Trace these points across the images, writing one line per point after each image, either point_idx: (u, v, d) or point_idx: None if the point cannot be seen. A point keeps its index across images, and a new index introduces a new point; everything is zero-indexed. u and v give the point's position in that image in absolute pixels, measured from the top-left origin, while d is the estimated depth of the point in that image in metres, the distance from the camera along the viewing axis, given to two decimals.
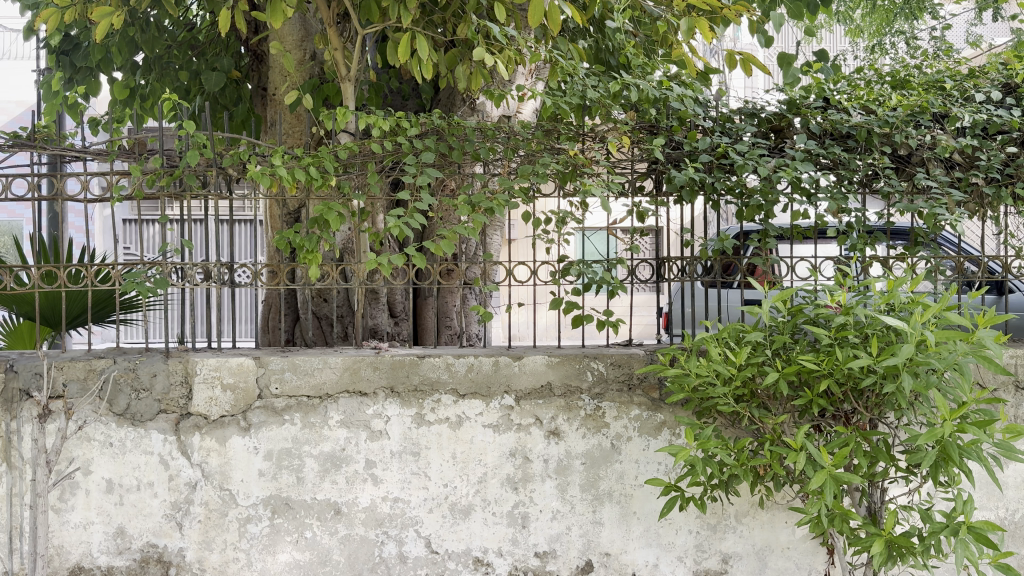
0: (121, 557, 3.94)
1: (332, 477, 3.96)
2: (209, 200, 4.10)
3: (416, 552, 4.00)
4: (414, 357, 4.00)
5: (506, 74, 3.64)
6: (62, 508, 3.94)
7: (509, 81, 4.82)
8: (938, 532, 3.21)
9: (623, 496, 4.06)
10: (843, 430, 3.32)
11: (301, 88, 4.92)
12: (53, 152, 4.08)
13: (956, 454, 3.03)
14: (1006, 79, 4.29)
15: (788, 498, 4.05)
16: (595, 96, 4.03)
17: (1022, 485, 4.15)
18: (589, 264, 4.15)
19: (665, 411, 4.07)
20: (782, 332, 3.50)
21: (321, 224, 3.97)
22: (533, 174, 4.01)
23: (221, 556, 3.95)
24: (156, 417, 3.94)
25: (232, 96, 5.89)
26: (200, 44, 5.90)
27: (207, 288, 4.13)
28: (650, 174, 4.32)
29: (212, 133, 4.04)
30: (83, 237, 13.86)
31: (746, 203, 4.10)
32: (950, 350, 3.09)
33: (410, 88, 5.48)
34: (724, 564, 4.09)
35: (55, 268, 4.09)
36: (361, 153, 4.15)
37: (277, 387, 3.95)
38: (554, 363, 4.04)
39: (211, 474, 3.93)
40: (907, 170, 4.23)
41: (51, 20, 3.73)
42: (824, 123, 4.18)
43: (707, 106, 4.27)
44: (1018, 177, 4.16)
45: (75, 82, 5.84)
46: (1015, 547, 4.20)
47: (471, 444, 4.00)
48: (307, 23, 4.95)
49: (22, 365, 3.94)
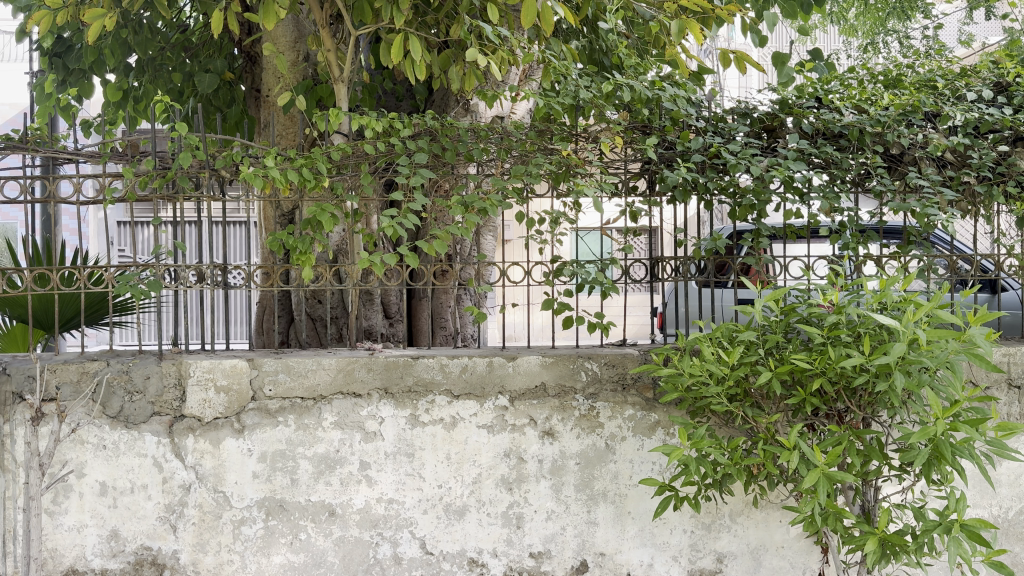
0: (115, 560, 3.93)
1: (326, 478, 3.96)
2: (202, 201, 4.11)
3: (411, 553, 4.00)
4: (408, 358, 3.99)
5: (499, 75, 3.59)
6: (55, 511, 3.93)
7: (503, 82, 4.90)
8: (931, 530, 3.23)
9: (618, 496, 4.06)
10: (836, 429, 3.33)
11: (296, 89, 4.94)
12: (45, 153, 4.06)
13: (948, 453, 3.05)
14: (997, 78, 4.30)
15: (781, 497, 4.07)
16: (588, 96, 4.01)
17: (1015, 482, 4.16)
18: (582, 264, 4.14)
19: (658, 411, 4.07)
20: (775, 331, 3.50)
21: (315, 225, 3.95)
22: (526, 174, 4.01)
23: (216, 558, 3.94)
24: (149, 419, 3.94)
25: (226, 98, 5.93)
26: (193, 46, 5.98)
27: (200, 291, 4.10)
28: (644, 174, 4.31)
29: (204, 134, 4.02)
30: (76, 240, 13.87)
31: (739, 203, 4.11)
32: (943, 348, 3.11)
33: (404, 89, 5.57)
34: (719, 564, 4.10)
35: (48, 271, 3.97)
36: (355, 153, 4.14)
37: (271, 388, 3.95)
38: (548, 363, 4.03)
39: (205, 476, 3.93)
40: (899, 169, 4.20)
41: (44, 21, 3.70)
42: (816, 123, 4.17)
43: (701, 106, 4.32)
44: (1009, 176, 4.17)
45: (67, 85, 5.82)
46: (1010, 544, 4.21)
47: (466, 445, 4.00)
48: (300, 24, 5.02)
49: (15, 368, 3.95)
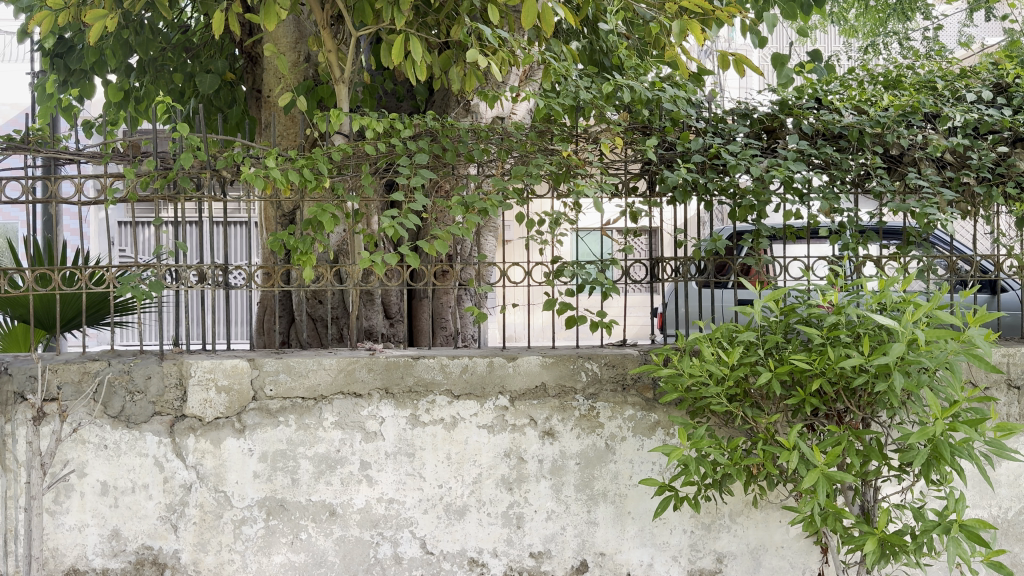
0: (116, 560, 3.94)
1: (326, 478, 3.97)
2: (202, 201, 4.11)
3: (411, 553, 4.01)
4: (409, 358, 4.00)
5: (500, 76, 3.60)
6: (56, 510, 3.94)
7: (504, 82, 4.91)
8: (930, 530, 3.23)
9: (617, 496, 4.07)
10: (835, 429, 3.33)
11: (297, 89, 4.95)
12: (46, 154, 4.07)
13: (947, 452, 3.06)
14: (997, 79, 4.31)
15: (781, 497, 4.08)
16: (588, 97, 4.02)
17: (1014, 483, 4.17)
18: (582, 264, 4.14)
19: (658, 411, 4.08)
20: (774, 332, 3.51)
21: (316, 225, 3.96)
22: (527, 174, 4.03)
23: (216, 558, 3.95)
24: (150, 419, 3.95)
25: (226, 98, 5.95)
26: (194, 46, 5.98)
27: (201, 291, 4.11)
28: (643, 175, 4.32)
29: (205, 134, 4.03)
30: (78, 240, 13.90)
31: (739, 203, 4.12)
32: (942, 348, 3.12)
33: (404, 90, 5.60)
34: (719, 564, 4.10)
35: (49, 272, 3.97)
36: (356, 154, 4.15)
37: (271, 388, 3.96)
38: (548, 363, 4.04)
39: (205, 475, 3.94)
40: (899, 170, 4.21)
41: (46, 22, 3.70)
42: (816, 123, 4.18)
43: (701, 107, 4.33)
44: (1009, 176, 4.18)
45: (68, 85, 5.82)
46: (1009, 545, 4.21)
47: (466, 445, 4.01)
48: (301, 25, 5.03)
49: (16, 368, 3.95)
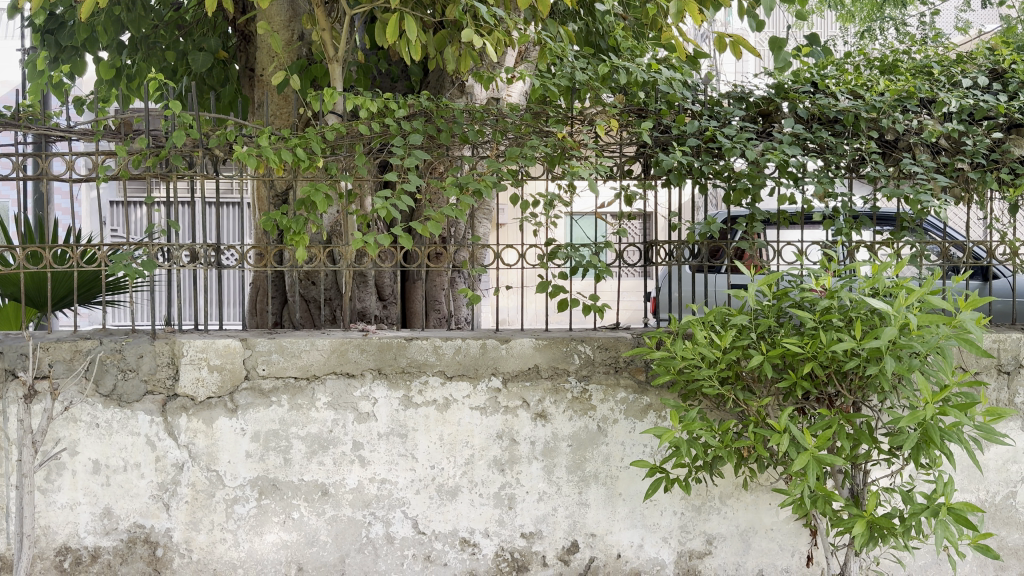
0: (107, 538, 3.95)
1: (319, 458, 3.98)
2: (195, 179, 4.09)
3: (403, 532, 4.03)
4: (402, 339, 3.99)
5: (494, 56, 3.46)
6: (49, 488, 3.94)
7: (498, 64, 4.90)
8: (919, 513, 3.19)
9: (609, 477, 4.08)
10: (825, 412, 3.33)
11: (289, 68, 4.87)
12: (37, 131, 4.02)
13: (937, 436, 3.05)
14: (993, 65, 4.28)
15: (771, 480, 4.10)
16: (583, 78, 4.05)
17: (1002, 467, 4.21)
18: (576, 247, 4.11)
19: (651, 394, 4.08)
20: (767, 316, 3.52)
21: (308, 205, 3.91)
22: (521, 156, 3.98)
23: (209, 536, 3.96)
24: (142, 398, 3.94)
25: (220, 77, 5.87)
26: (186, 23, 5.84)
27: (193, 270, 4.07)
28: (639, 158, 4.28)
29: (198, 113, 3.99)
30: (67, 217, 13.90)
31: (733, 187, 4.10)
32: (934, 333, 3.08)
33: (399, 71, 5.58)
34: (709, 545, 4.13)
35: (41, 249, 3.96)
36: (350, 134, 4.12)
37: (264, 368, 3.95)
38: (542, 346, 4.04)
39: (198, 454, 3.94)
40: (893, 154, 4.22)
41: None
42: (812, 107, 4.17)
43: (696, 90, 4.30)
44: (1002, 162, 4.19)
45: (60, 62, 5.73)
46: (996, 529, 4.25)
47: (459, 426, 4.02)
48: (294, 3, 4.96)
49: (6, 346, 3.91)
